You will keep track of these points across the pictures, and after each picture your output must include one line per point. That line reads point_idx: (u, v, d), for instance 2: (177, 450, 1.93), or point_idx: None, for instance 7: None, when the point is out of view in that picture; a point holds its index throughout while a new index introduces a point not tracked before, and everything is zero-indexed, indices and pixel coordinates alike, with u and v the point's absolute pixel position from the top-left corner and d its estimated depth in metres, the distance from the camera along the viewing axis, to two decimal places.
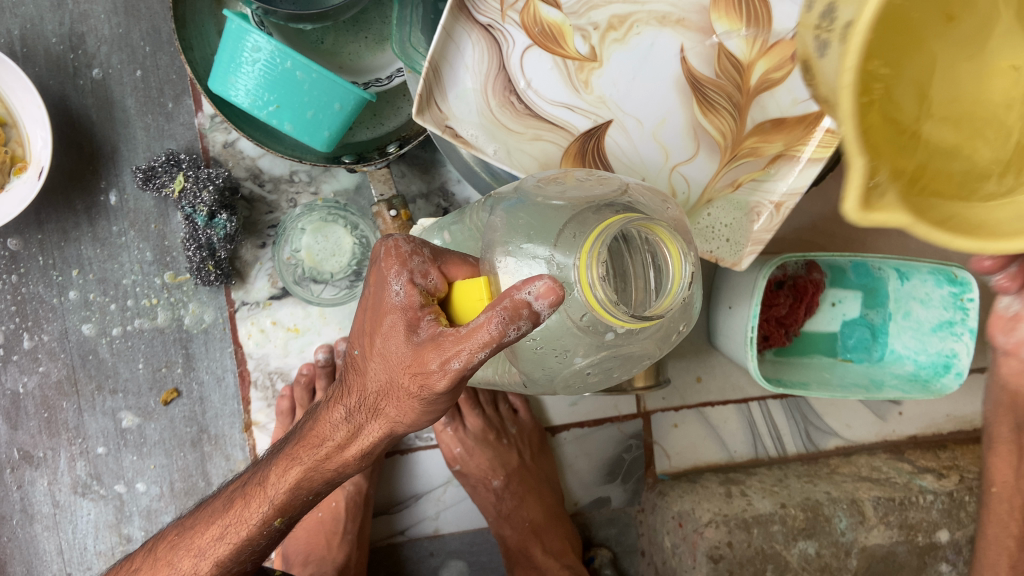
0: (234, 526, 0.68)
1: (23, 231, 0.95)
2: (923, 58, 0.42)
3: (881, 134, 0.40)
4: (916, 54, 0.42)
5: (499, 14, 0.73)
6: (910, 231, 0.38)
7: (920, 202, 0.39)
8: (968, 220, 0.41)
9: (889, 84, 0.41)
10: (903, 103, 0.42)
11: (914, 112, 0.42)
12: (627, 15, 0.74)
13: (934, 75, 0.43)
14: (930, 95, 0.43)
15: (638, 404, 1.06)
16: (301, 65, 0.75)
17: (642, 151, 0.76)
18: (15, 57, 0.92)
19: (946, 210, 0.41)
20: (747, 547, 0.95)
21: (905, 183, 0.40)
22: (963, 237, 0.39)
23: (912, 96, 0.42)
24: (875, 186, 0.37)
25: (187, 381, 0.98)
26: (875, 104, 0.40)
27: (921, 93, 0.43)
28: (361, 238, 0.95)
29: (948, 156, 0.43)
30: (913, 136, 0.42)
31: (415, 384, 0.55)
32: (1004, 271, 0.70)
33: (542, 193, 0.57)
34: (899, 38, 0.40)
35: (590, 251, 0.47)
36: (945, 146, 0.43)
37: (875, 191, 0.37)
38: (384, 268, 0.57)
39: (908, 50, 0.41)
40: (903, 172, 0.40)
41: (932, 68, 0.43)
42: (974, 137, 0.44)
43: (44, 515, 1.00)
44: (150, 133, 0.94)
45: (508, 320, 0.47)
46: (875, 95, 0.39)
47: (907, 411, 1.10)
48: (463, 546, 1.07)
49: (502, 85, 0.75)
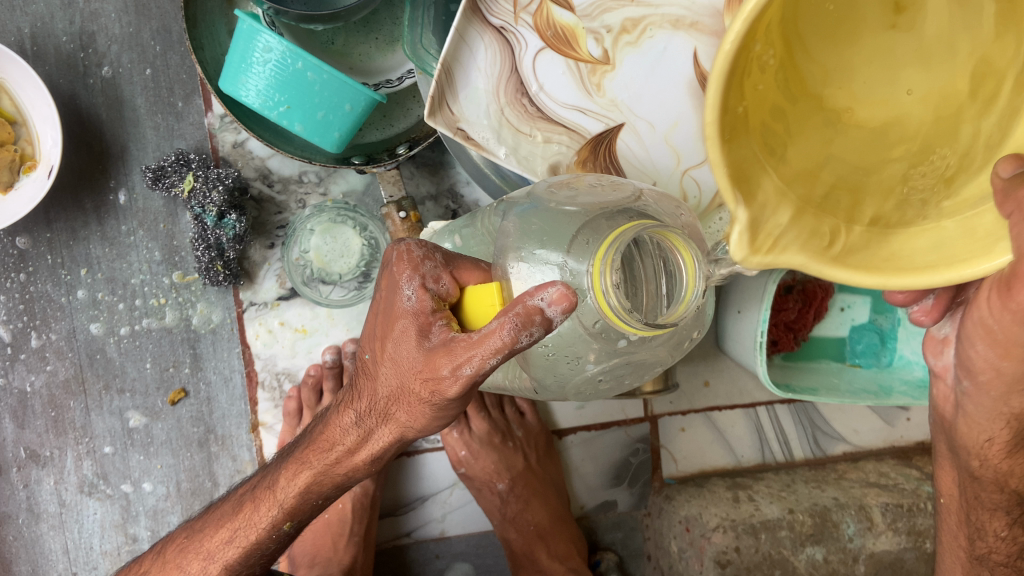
0: (243, 529, 0.68)
1: (32, 230, 0.95)
2: (804, 98, 0.50)
3: (768, 175, 0.47)
4: (792, 96, 0.49)
5: (512, 16, 0.72)
6: (806, 270, 0.45)
7: (814, 236, 0.46)
8: (870, 244, 0.47)
9: (772, 125, 0.48)
10: (791, 138, 0.49)
11: (805, 144, 0.50)
12: (640, 18, 0.71)
13: (816, 110, 0.51)
14: (818, 126, 0.51)
15: (645, 408, 1.06)
16: (312, 65, 0.75)
17: (653, 155, 0.76)
18: (26, 56, 0.92)
19: (847, 230, 0.48)
20: (755, 553, 0.96)
21: (804, 216, 0.47)
22: (866, 271, 0.45)
23: (797, 131, 0.50)
24: (763, 230, 0.45)
25: (194, 381, 0.98)
26: (763, 149, 0.47)
27: (806, 127, 0.50)
28: (371, 239, 0.95)
29: (845, 175, 0.51)
30: (808, 163, 0.50)
31: (426, 390, 0.54)
32: (919, 300, 0.62)
33: (555, 199, 0.57)
34: (769, 88, 0.47)
35: (603, 259, 0.46)
36: (839, 167, 0.51)
37: (764, 232, 0.45)
38: (396, 273, 0.56)
39: (782, 93, 0.49)
40: (803, 203, 0.48)
41: (812, 103, 0.51)
42: (866, 154, 0.51)
43: (50, 514, 1.00)
44: (159, 133, 0.94)
45: (521, 327, 0.47)
46: (757, 141, 0.47)
47: (915, 417, 1.09)
48: (469, 549, 1.07)
49: (515, 87, 0.74)
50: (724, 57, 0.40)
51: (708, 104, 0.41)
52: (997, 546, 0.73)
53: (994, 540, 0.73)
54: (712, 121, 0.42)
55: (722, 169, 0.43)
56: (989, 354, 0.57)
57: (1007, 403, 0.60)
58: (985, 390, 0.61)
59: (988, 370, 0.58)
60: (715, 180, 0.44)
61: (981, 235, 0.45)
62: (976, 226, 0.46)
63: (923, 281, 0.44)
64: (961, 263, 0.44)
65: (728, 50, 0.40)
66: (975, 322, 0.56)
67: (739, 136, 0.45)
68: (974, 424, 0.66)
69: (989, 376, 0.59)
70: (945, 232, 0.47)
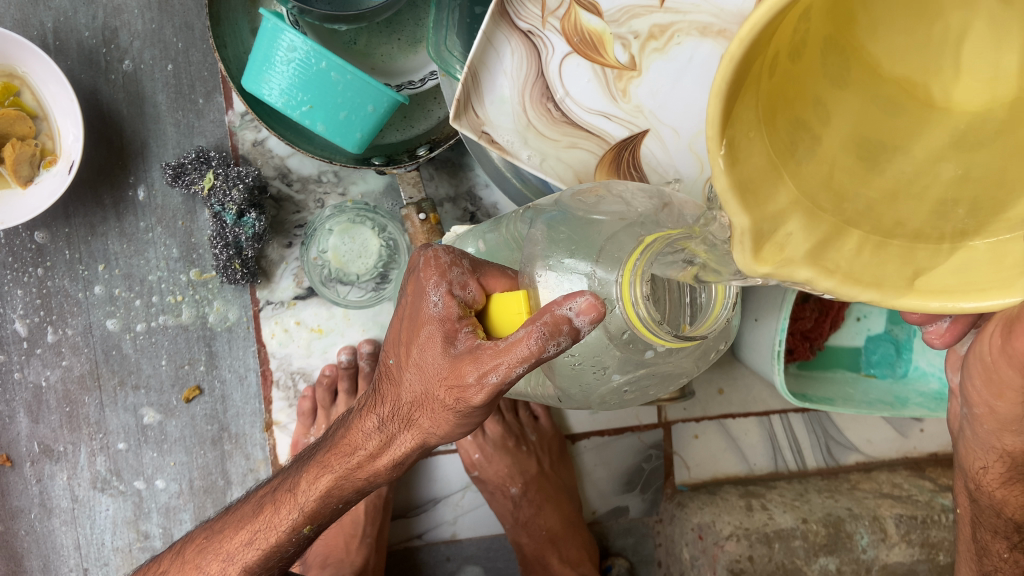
0: (263, 531, 0.68)
1: (50, 225, 0.95)
2: (844, 68, 0.38)
3: (779, 170, 0.36)
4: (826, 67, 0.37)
5: (540, 20, 0.70)
6: (807, 282, 0.35)
7: (830, 247, 0.36)
8: (889, 253, 0.37)
9: (797, 107, 0.37)
10: (822, 124, 0.38)
11: (841, 129, 0.38)
12: (669, 25, 0.69)
13: (872, 82, 0.38)
14: (864, 108, 0.38)
15: (659, 414, 1.05)
16: (336, 66, 0.74)
17: (677, 161, 0.74)
18: (48, 51, 0.92)
19: (873, 240, 0.37)
20: (768, 562, 0.96)
21: (822, 221, 0.37)
22: (884, 290, 0.35)
23: (836, 112, 0.38)
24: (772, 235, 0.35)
25: (209, 379, 0.98)
26: (777, 133, 0.36)
27: (848, 106, 0.38)
28: (389, 240, 0.94)
29: (883, 169, 0.38)
30: (838, 154, 0.38)
31: (451, 397, 0.54)
32: (935, 322, 0.60)
33: (583, 206, 0.56)
34: (797, 60, 0.36)
35: (633, 269, 0.46)
36: (884, 156, 0.38)
37: (773, 239, 0.36)
38: (423, 278, 0.56)
39: (812, 66, 0.37)
40: (823, 204, 0.37)
41: (857, 72, 0.38)
42: (922, 139, 0.38)
43: (62, 509, 1.00)
44: (180, 130, 0.94)
45: (548, 336, 0.47)
46: (775, 124, 0.36)
47: (929, 429, 1.08)
48: (480, 552, 1.07)
49: (540, 92, 0.73)
50: (733, 51, 0.30)
51: (712, 92, 0.31)
52: (1004, 567, 0.71)
53: (999, 561, 0.71)
54: (716, 114, 0.31)
55: (722, 171, 0.33)
56: (984, 390, 0.59)
57: (1000, 439, 0.62)
58: (979, 422, 0.63)
59: (983, 406, 0.61)
60: (713, 186, 0.33)
61: (1010, 266, 0.35)
62: (1007, 251, 0.36)
63: (946, 307, 0.35)
64: (977, 292, 0.35)
65: (743, 37, 0.30)
66: (975, 358, 0.58)
67: (746, 125, 0.34)
68: (970, 450, 0.67)
69: (983, 411, 0.61)
70: (977, 252, 0.37)
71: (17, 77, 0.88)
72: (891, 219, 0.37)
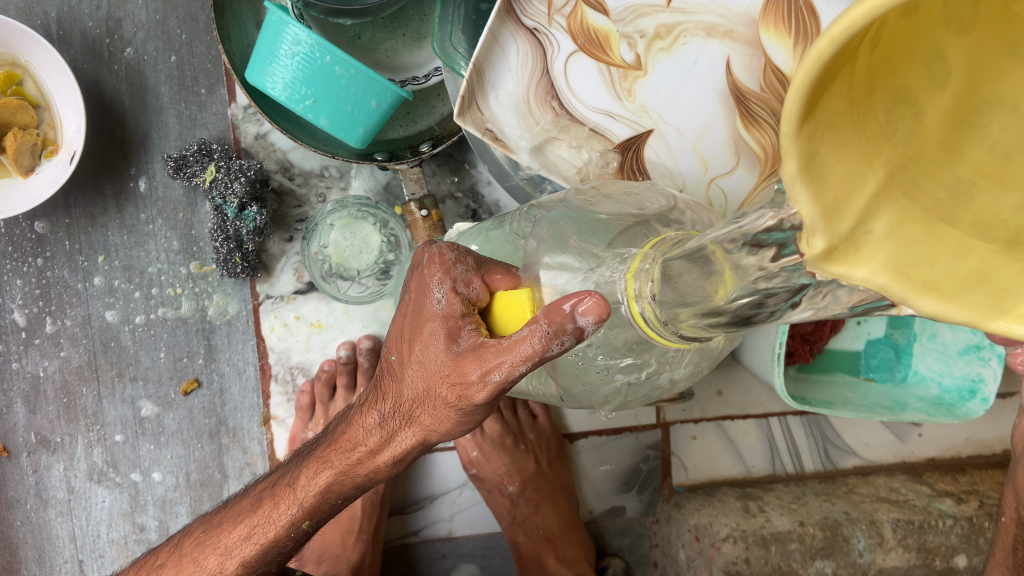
0: (262, 526, 0.68)
1: (51, 215, 0.95)
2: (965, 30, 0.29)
3: (871, 161, 0.30)
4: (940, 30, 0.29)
5: (546, 18, 0.69)
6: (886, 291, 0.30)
7: (913, 248, 0.31)
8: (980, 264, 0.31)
9: (900, 77, 0.29)
10: (937, 94, 0.30)
11: (960, 99, 0.30)
12: (675, 24, 0.68)
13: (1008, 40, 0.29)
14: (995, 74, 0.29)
15: (658, 415, 1.05)
16: (341, 60, 0.74)
17: (681, 162, 0.73)
18: (51, 40, 0.91)
19: (961, 239, 0.31)
20: (765, 565, 0.96)
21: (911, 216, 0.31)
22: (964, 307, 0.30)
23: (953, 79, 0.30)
24: (851, 234, 0.30)
25: (208, 372, 0.97)
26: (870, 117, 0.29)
27: (965, 70, 0.29)
28: (390, 236, 0.94)
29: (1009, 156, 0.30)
30: (945, 135, 0.30)
31: (453, 394, 0.54)
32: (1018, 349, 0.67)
33: (587, 205, 0.56)
34: (906, 10, 0.27)
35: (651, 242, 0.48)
36: (1006, 133, 0.30)
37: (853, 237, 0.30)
38: (427, 275, 0.55)
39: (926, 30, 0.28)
40: (913, 196, 0.31)
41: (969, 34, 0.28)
42: None
43: (58, 500, 0.99)
44: (182, 123, 0.94)
45: (552, 336, 0.46)
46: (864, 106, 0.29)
47: (927, 434, 1.08)
48: (476, 550, 1.07)
49: (545, 89, 0.72)
50: (823, 46, 0.25)
51: (790, 90, 0.26)
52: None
53: None
54: (792, 117, 0.26)
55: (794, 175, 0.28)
56: None
57: None
58: None
59: None
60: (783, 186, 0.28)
61: None
62: None
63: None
64: None
65: (837, 36, 0.25)
66: None
67: (828, 120, 0.28)
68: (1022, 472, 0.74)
69: None
70: None
71: (20, 66, 0.88)
72: (994, 215, 0.30)
